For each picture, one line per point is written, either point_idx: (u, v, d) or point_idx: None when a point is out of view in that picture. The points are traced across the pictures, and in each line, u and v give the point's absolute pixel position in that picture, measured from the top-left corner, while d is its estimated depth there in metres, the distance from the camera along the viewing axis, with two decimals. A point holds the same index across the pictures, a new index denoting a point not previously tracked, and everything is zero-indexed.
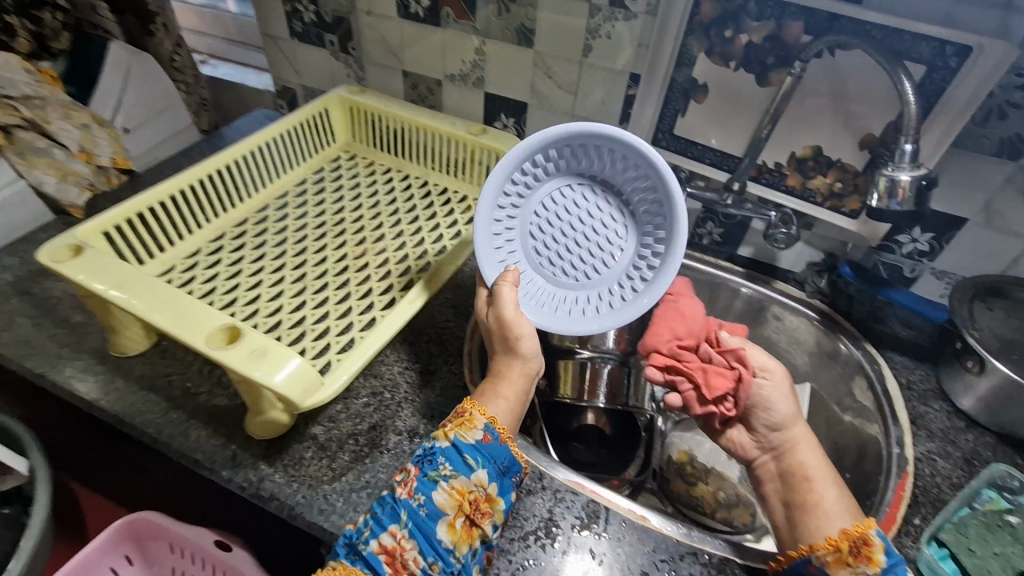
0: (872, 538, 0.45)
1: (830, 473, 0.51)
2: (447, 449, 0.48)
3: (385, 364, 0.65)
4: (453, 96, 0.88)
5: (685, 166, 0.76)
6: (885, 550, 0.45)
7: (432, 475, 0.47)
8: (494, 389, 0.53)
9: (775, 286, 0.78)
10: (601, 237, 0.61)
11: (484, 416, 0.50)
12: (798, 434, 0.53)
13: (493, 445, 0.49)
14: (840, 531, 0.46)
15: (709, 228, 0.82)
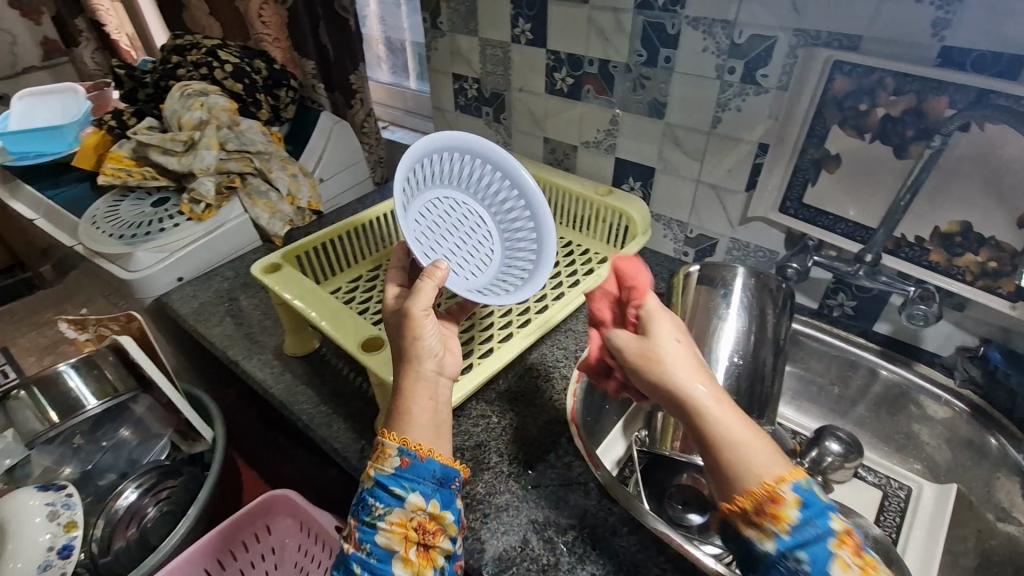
0: (779, 493, 0.38)
1: (733, 417, 0.41)
2: (373, 490, 0.47)
3: (496, 391, 0.72)
4: (587, 160, 0.97)
5: (813, 235, 0.75)
6: (797, 504, 0.37)
7: (368, 522, 0.46)
8: (403, 411, 0.49)
9: (917, 369, 0.73)
10: (467, 241, 0.72)
11: (394, 442, 0.47)
12: (676, 384, 0.43)
13: (415, 467, 0.47)
14: (745, 490, 0.39)
15: (840, 300, 0.79)
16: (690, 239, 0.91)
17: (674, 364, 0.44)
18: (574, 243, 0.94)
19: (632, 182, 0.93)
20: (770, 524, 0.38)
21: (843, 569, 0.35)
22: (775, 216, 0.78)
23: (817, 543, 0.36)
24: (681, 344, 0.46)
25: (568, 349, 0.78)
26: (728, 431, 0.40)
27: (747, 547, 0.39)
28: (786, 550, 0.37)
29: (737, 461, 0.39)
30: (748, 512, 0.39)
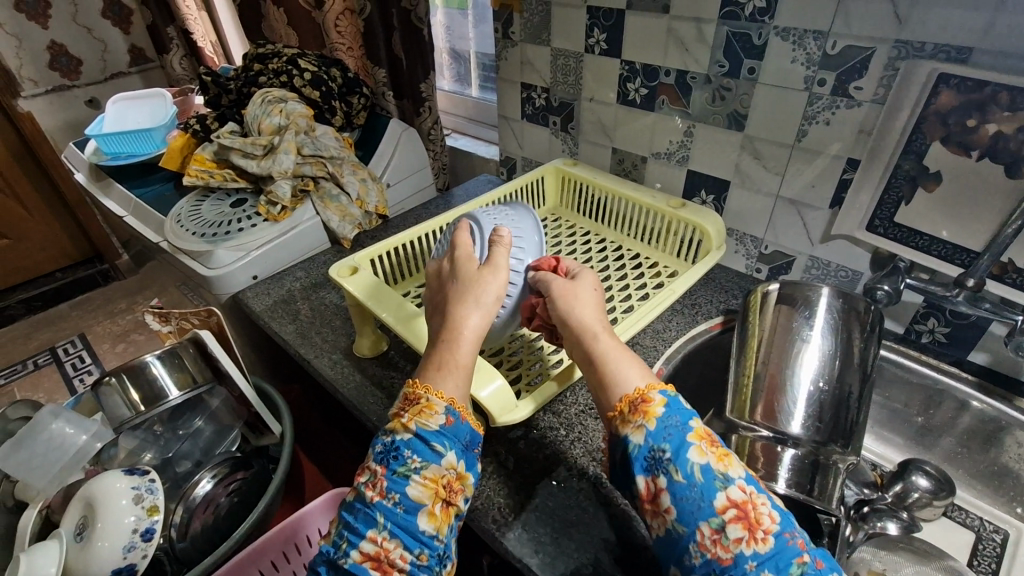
0: (649, 396, 0.50)
1: (609, 342, 0.57)
2: (411, 442, 0.50)
3: (564, 403, 0.71)
4: (656, 171, 0.96)
5: (907, 256, 0.71)
6: (662, 403, 0.50)
7: (401, 472, 0.49)
8: (434, 367, 0.56)
9: (1017, 405, 0.68)
10: None
11: (441, 400, 0.52)
12: (577, 313, 0.59)
13: (455, 426, 0.52)
14: (622, 398, 0.52)
15: (931, 325, 0.73)
16: (763, 255, 0.89)
17: (582, 303, 0.60)
18: (641, 255, 0.93)
19: (704, 195, 0.91)
20: (639, 419, 0.49)
21: (698, 454, 0.46)
22: (862, 234, 0.74)
23: (678, 434, 0.47)
24: (594, 290, 0.63)
25: None
26: (613, 353, 0.56)
27: (621, 446, 0.50)
28: (654, 441, 0.47)
29: (612, 375, 0.54)
30: (624, 411, 0.51)
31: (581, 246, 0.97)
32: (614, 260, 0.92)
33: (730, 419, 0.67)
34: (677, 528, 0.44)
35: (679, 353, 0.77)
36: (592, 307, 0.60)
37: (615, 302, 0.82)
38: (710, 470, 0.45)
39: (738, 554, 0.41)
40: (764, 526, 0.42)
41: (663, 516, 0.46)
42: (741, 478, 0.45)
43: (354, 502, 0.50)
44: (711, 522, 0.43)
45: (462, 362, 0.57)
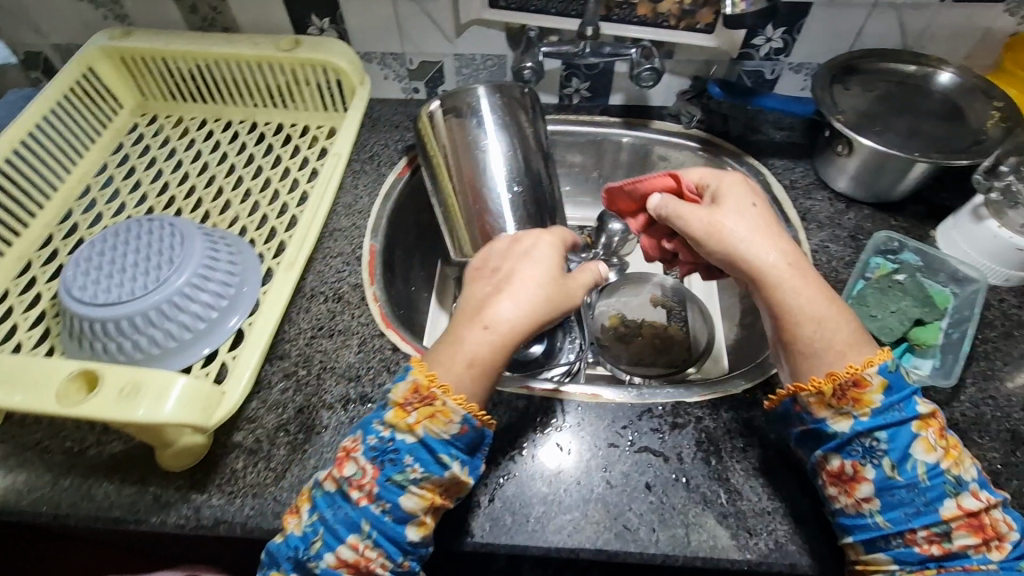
0: (865, 377, 0.44)
1: (801, 289, 0.48)
2: (416, 447, 0.42)
3: (289, 341, 0.59)
4: (246, 8, 0.73)
5: (532, 24, 0.69)
6: (881, 389, 0.44)
7: (396, 480, 0.42)
8: (479, 324, 0.45)
9: (654, 127, 0.78)
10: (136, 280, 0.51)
11: (463, 405, 0.43)
12: (758, 260, 0.49)
13: (470, 435, 0.44)
14: (827, 374, 0.45)
15: (576, 85, 0.78)
16: (413, 71, 0.79)
17: (757, 233, 0.50)
18: (286, 125, 0.71)
19: (319, 21, 0.74)
20: (849, 406, 0.45)
21: (925, 450, 0.43)
22: (488, 14, 0.69)
23: (898, 424, 0.43)
24: (759, 209, 0.52)
25: (345, 254, 0.66)
26: (815, 308, 0.47)
27: (815, 425, 0.46)
28: (866, 429, 0.44)
29: (820, 341, 0.46)
30: (828, 394, 0.45)
31: (204, 143, 0.70)
32: (256, 144, 0.70)
33: (458, 260, 0.66)
34: (877, 518, 0.43)
35: (382, 220, 0.70)
36: (766, 240, 0.50)
37: (284, 197, 0.64)
38: (936, 470, 0.42)
39: (961, 554, 0.41)
40: (1000, 533, 0.42)
41: (857, 502, 0.44)
42: (974, 481, 0.43)
43: (333, 494, 0.43)
44: (930, 526, 0.42)
45: (505, 335, 0.45)
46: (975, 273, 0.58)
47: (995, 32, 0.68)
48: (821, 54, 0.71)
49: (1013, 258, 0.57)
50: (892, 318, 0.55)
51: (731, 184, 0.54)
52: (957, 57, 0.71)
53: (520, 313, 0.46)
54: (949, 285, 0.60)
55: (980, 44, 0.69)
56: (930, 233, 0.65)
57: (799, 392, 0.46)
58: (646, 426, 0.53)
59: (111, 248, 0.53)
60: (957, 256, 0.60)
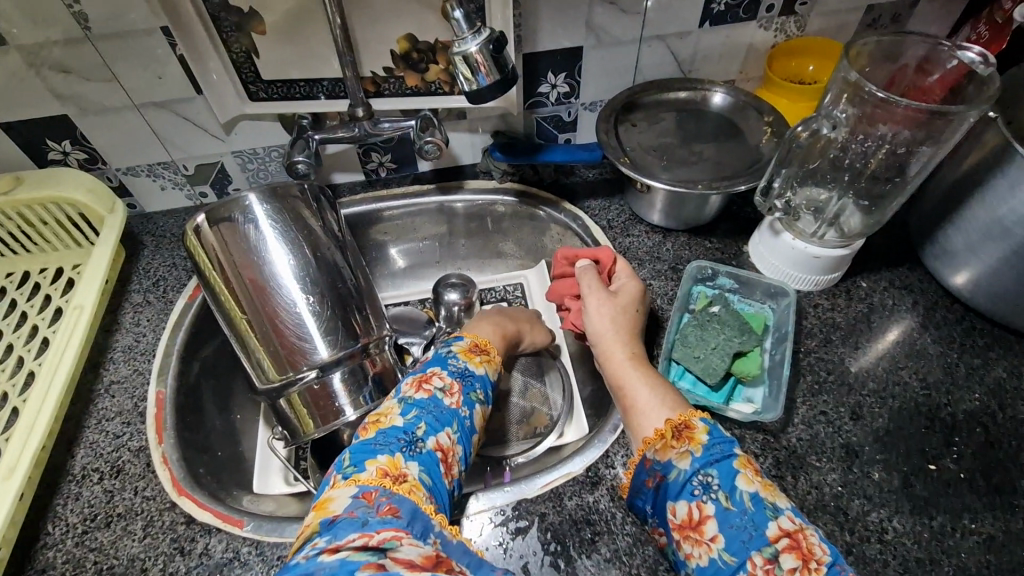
0: (691, 420, 0.45)
1: (642, 375, 0.51)
2: (480, 377, 0.49)
3: (51, 546, 0.48)
4: None
5: (303, 110, 0.64)
6: (706, 429, 0.44)
7: (472, 395, 0.47)
8: (479, 321, 0.58)
9: (468, 187, 0.75)
10: None
11: (503, 361, 0.54)
12: (611, 353, 0.53)
13: (500, 383, 0.53)
14: (662, 422, 0.46)
15: (377, 159, 0.73)
16: (191, 176, 0.71)
17: (619, 325, 0.54)
18: (33, 271, 0.61)
19: (57, 144, 0.64)
20: (685, 446, 0.44)
21: (746, 482, 0.41)
22: (252, 107, 0.64)
23: (725, 459, 0.43)
24: (628, 307, 0.56)
25: (124, 412, 0.56)
26: (650, 381, 0.50)
27: (660, 470, 0.44)
28: (702, 466, 0.42)
29: (649, 404, 0.48)
30: (666, 435, 0.45)
31: None
32: None
33: (266, 389, 0.57)
34: (723, 557, 0.39)
35: (172, 357, 0.60)
36: (627, 333, 0.54)
37: (25, 364, 0.53)
38: (760, 500, 0.40)
39: None
40: (816, 554, 0.38)
41: (704, 545, 0.40)
42: (789, 507, 0.41)
43: (426, 397, 0.45)
44: (762, 551, 0.39)
45: (505, 325, 0.59)
46: (782, 286, 0.59)
47: (757, 46, 0.71)
48: (608, 92, 0.71)
49: (814, 266, 0.57)
50: (714, 356, 0.53)
51: (630, 288, 0.57)
52: (732, 74, 0.73)
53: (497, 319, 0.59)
54: (766, 303, 0.60)
55: (747, 59, 0.72)
56: (743, 249, 0.65)
57: (645, 444, 0.45)
58: (487, 540, 0.47)
59: None
60: (770, 271, 0.61)
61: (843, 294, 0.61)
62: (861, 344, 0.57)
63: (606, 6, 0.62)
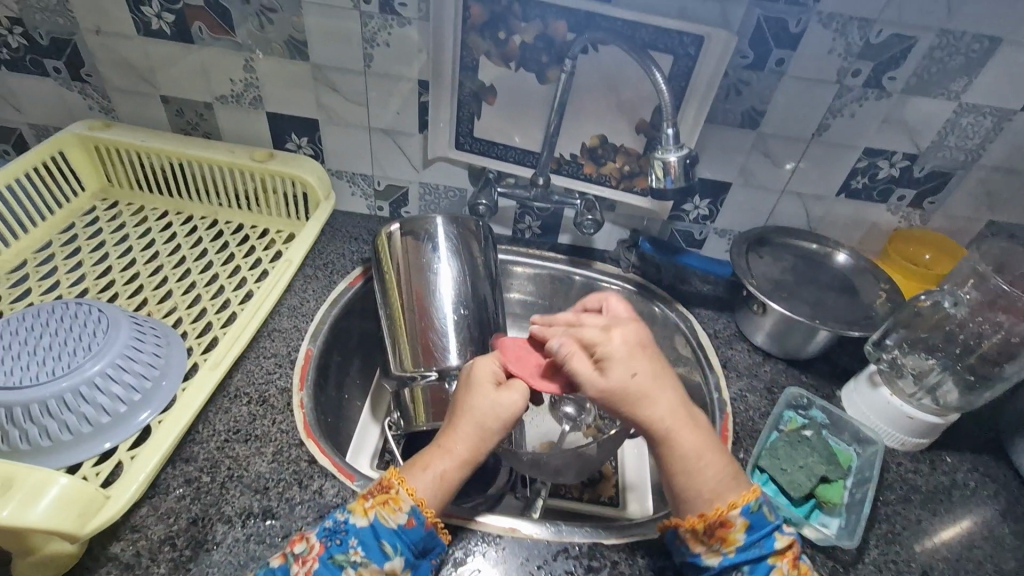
0: (729, 519, 0.48)
1: (693, 438, 0.51)
2: (364, 530, 0.45)
3: (198, 442, 0.55)
4: (229, 120, 0.79)
5: (492, 166, 0.78)
6: (743, 527, 0.48)
7: (338, 559, 0.44)
8: (419, 466, 0.49)
9: (595, 267, 0.84)
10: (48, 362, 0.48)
11: (411, 498, 0.47)
12: (649, 420, 0.50)
13: (416, 530, 0.46)
14: (699, 513, 0.49)
15: (528, 222, 0.85)
16: (379, 191, 0.85)
17: (637, 399, 0.49)
18: (246, 225, 0.74)
19: (297, 138, 0.80)
20: (718, 544, 0.49)
21: None
22: (454, 154, 0.78)
23: (759, 559, 0.48)
24: (639, 376, 0.49)
25: (279, 355, 0.65)
26: (686, 462, 0.50)
27: (690, 555, 0.50)
28: (732, 565, 0.48)
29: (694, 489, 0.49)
30: (699, 531, 0.49)
31: (159, 233, 0.72)
32: (212, 240, 0.72)
33: (397, 374, 0.66)
34: None
35: (324, 325, 0.70)
36: (656, 398, 0.50)
37: (227, 293, 0.64)
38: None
39: None
40: None
41: None
42: None
43: (275, 566, 0.44)
44: None
45: (451, 468, 0.49)
46: (873, 435, 0.61)
47: (881, 225, 0.80)
48: (740, 225, 0.82)
49: (904, 424, 0.62)
50: (801, 473, 0.57)
51: (615, 361, 0.49)
52: (852, 241, 0.83)
53: (456, 462, 0.50)
54: (853, 445, 0.63)
55: (870, 233, 0.81)
56: (835, 392, 0.70)
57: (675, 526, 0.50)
58: (560, 568, 0.51)
59: (25, 326, 0.50)
60: (858, 417, 0.65)
61: (928, 461, 0.64)
62: (939, 512, 0.59)
63: (763, 157, 0.74)
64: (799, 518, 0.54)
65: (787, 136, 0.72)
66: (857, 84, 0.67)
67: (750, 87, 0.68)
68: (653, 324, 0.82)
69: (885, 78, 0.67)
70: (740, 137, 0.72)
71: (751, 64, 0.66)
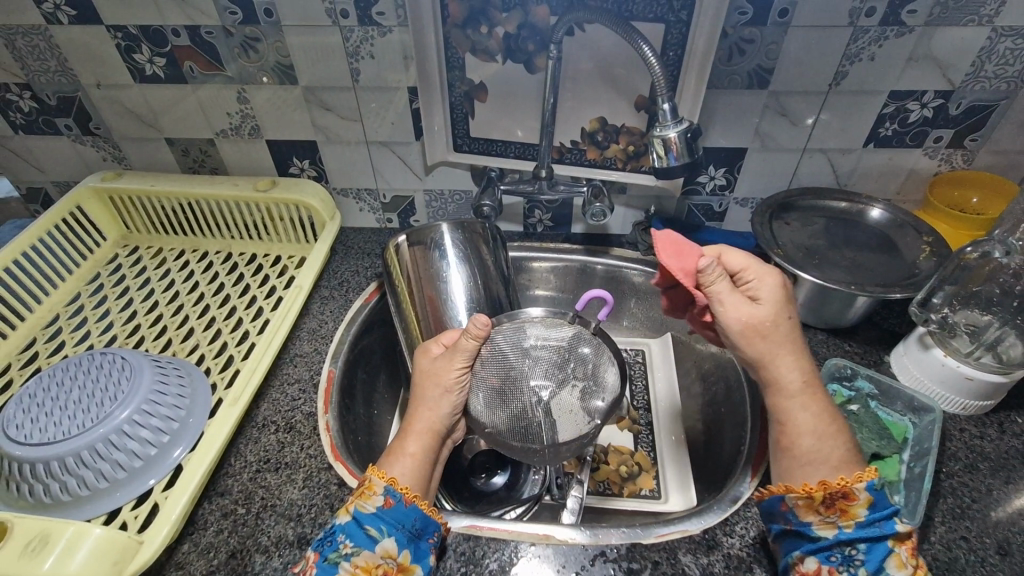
0: (854, 492, 0.46)
1: (812, 411, 0.51)
2: (345, 525, 0.46)
3: (231, 475, 0.57)
4: (233, 152, 0.80)
5: (493, 165, 0.76)
6: (868, 504, 0.46)
7: (332, 558, 0.45)
8: (389, 456, 0.52)
9: (612, 253, 0.81)
10: (77, 416, 0.50)
11: (382, 481, 0.48)
12: (781, 377, 0.52)
13: (395, 509, 0.47)
14: (818, 482, 0.48)
15: (538, 216, 0.83)
16: (386, 204, 0.85)
17: (768, 357, 0.52)
18: (259, 255, 0.76)
19: (299, 162, 0.80)
20: (836, 514, 0.47)
21: (896, 565, 0.44)
22: (453, 157, 0.76)
23: (877, 540, 0.45)
24: (792, 321, 0.52)
25: (302, 380, 0.65)
26: (817, 425, 0.50)
27: (796, 526, 0.47)
28: (849, 540, 0.45)
29: (817, 455, 0.49)
30: (818, 499, 0.47)
31: (178, 272, 0.74)
32: (228, 273, 0.73)
33: None
34: None
35: (344, 345, 0.70)
36: (786, 352, 0.52)
37: (245, 325, 0.65)
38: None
39: None
40: None
41: None
42: None
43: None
44: None
45: (415, 445, 0.52)
46: (929, 403, 0.57)
47: (918, 172, 0.74)
48: (761, 191, 0.77)
49: (963, 387, 0.57)
50: None
51: (770, 297, 0.52)
52: (888, 193, 0.77)
53: (420, 439, 0.52)
54: (907, 415, 0.58)
55: (906, 182, 0.75)
56: (883, 358, 0.65)
57: (790, 492, 0.48)
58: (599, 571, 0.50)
59: (55, 382, 0.53)
60: (911, 383, 0.61)
61: (995, 424, 0.59)
62: (1013, 480, 0.54)
63: (778, 116, 0.69)
64: None
65: (802, 90, 0.67)
66: (873, 24, 0.61)
67: (753, 45, 0.63)
68: (679, 306, 0.78)
69: (905, 12, 0.61)
70: (750, 99, 0.68)
71: (752, 20, 0.62)
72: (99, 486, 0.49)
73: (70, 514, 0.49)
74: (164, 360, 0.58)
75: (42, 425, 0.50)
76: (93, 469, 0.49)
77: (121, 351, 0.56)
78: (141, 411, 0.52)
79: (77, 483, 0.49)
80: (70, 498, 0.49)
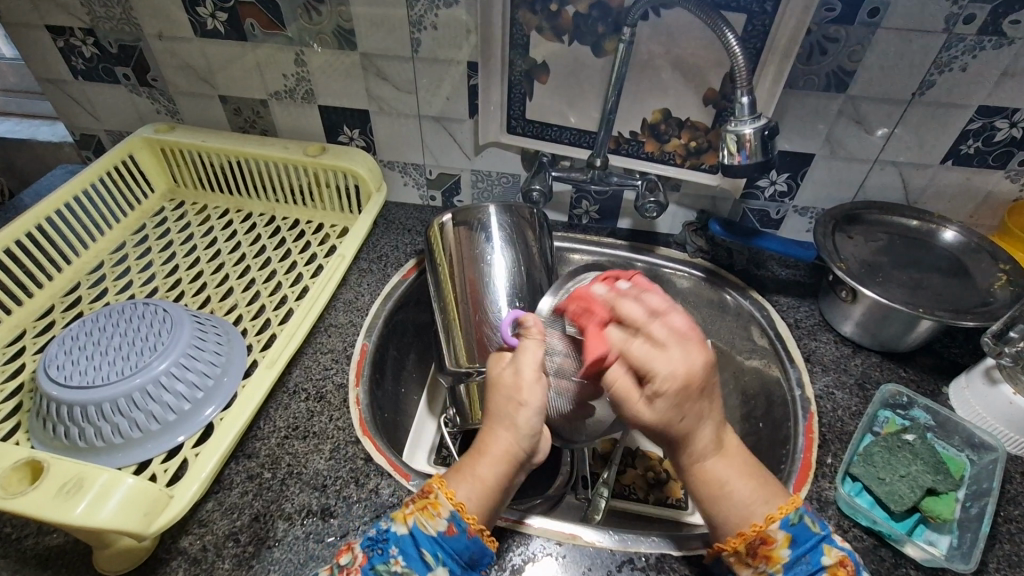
0: (769, 535, 0.44)
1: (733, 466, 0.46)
2: (403, 540, 0.44)
3: (260, 438, 0.56)
4: (285, 115, 0.80)
5: (546, 150, 0.74)
6: (786, 543, 0.44)
7: (379, 570, 0.43)
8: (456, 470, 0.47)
9: (658, 252, 0.79)
10: (115, 364, 0.50)
11: (450, 503, 0.44)
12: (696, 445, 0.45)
13: (457, 539, 0.44)
14: (738, 534, 0.44)
15: (585, 207, 0.81)
16: (431, 181, 0.83)
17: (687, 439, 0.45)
18: (302, 221, 0.75)
19: (349, 131, 0.79)
20: (762, 564, 0.44)
21: None
22: (506, 138, 0.74)
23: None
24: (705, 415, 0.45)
25: (336, 351, 0.65)
26: (746, 496, 0.45)
27: None
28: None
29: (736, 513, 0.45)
30: (742, 552, 0.44)
31: (222, 231, 0.74)
32: (270, 236, 0.73)
33: (452, 369, 0.64)
34: None
35: (379, 320, 0.69)
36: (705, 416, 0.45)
37: (284, 289, 0.65)
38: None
39: None
40: None
41: None
42: None
43: None
44: None
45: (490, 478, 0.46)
46: (992, 441, 0.53)
47: (997, 196, 0.69)
48: (824, 201, 0.74)
49: None
50: (902, 484, 0.51)
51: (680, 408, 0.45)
52: (960, 215, 0.72)
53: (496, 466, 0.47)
54: (965, 451, 0.55)
55: (981, 205, 0.71)
56: (942, 389, 0.62)
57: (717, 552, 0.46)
58: None
59: (98, 327, 0.53)
60: (972, 419, 0.57)
61: None
62: None
63: (853, 123, 0.66)
64: (900, 536, 0.48)
65: (883, 98, 0.63)
66: (971, 33, 0.57)
67: (837, 45, 0.60)
68: (724, 313, 0.76)
69: (1008, 22, 0.56)
70: (826, 103, 0.64)
71: (840, 17, 0.58)
72: (129, 437, 0.49)
73: (102, 461, 0.49)
74: (204, 319, 0.57)
75: (81, 371, 0.50)
76: (125, 417, 0.49)
77: (164, 303, 0.55)
78: (174, 368, 0.51)
79: (110, 431, 0.49)
80: (102, 445, 0.49)
